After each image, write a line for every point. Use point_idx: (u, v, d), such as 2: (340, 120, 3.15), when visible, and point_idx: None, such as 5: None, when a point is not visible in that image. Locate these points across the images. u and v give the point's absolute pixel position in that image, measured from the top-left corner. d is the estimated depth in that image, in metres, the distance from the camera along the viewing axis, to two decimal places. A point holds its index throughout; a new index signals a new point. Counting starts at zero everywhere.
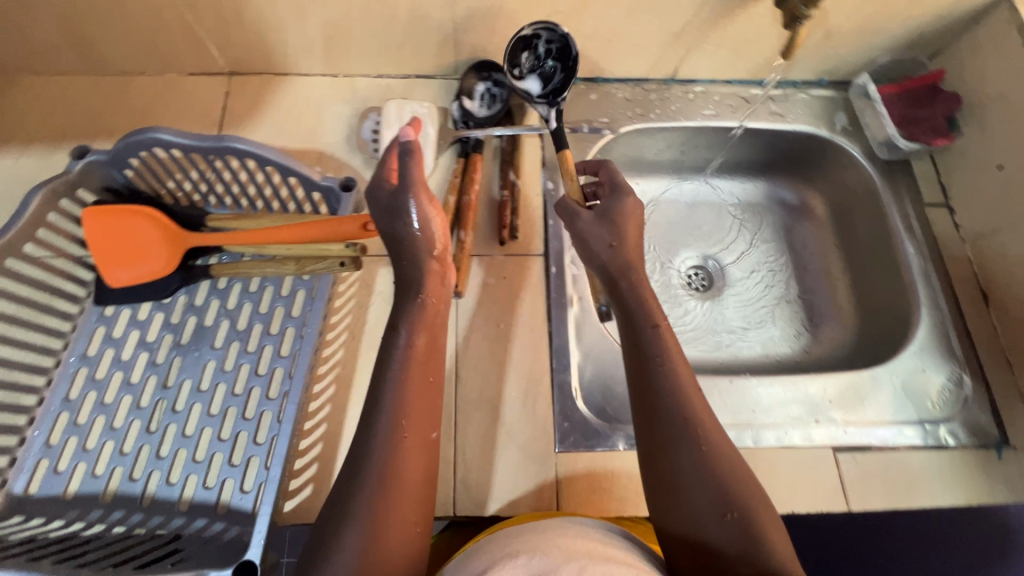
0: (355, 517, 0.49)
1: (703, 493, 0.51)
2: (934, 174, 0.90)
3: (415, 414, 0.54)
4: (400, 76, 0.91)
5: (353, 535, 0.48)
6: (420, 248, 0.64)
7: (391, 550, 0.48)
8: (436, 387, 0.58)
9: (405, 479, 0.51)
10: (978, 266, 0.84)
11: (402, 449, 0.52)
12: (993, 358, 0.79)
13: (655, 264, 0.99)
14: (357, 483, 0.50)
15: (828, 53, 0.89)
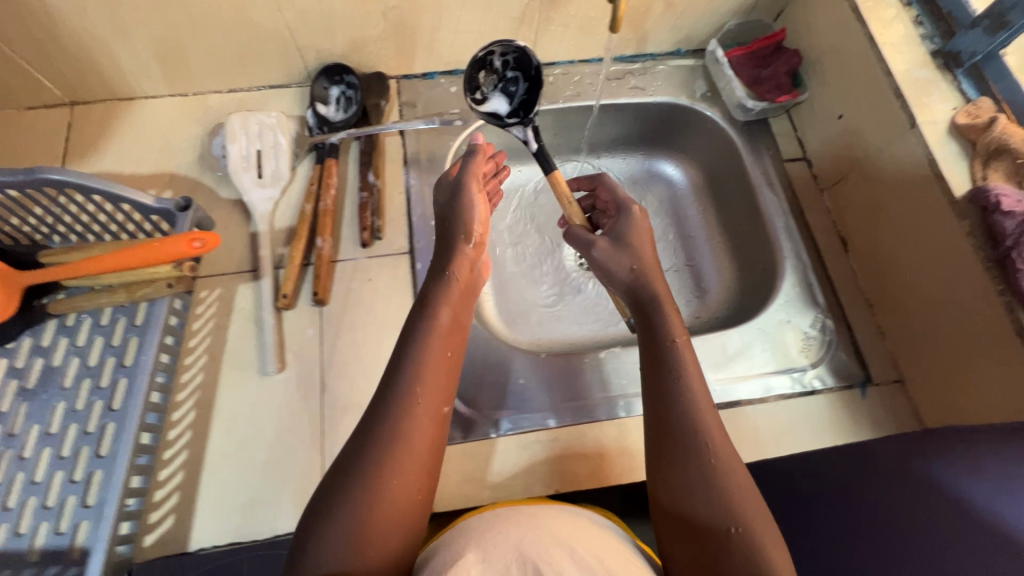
0: (362, 487, 0.50)
1: (691, 461, 0.56)
2: (791, 129, 0.92)
3: (433, 385, 0.56)
4: (252, 88, 0.89)
5: (359, 499, 0.49)
6: (458, 237, 0.69)
7: (391, 522, 0.50)
8: (453, 365, 0.60)
9: (416, 450, 0.53)
10: (836, 215, 0.86)
11: (415, 416, 0.54)
12: (854, 302, 0.81)
13: (544, 248, 1.01)
14: (371, 452, 0.52)
15: (676, 23, 0.91)
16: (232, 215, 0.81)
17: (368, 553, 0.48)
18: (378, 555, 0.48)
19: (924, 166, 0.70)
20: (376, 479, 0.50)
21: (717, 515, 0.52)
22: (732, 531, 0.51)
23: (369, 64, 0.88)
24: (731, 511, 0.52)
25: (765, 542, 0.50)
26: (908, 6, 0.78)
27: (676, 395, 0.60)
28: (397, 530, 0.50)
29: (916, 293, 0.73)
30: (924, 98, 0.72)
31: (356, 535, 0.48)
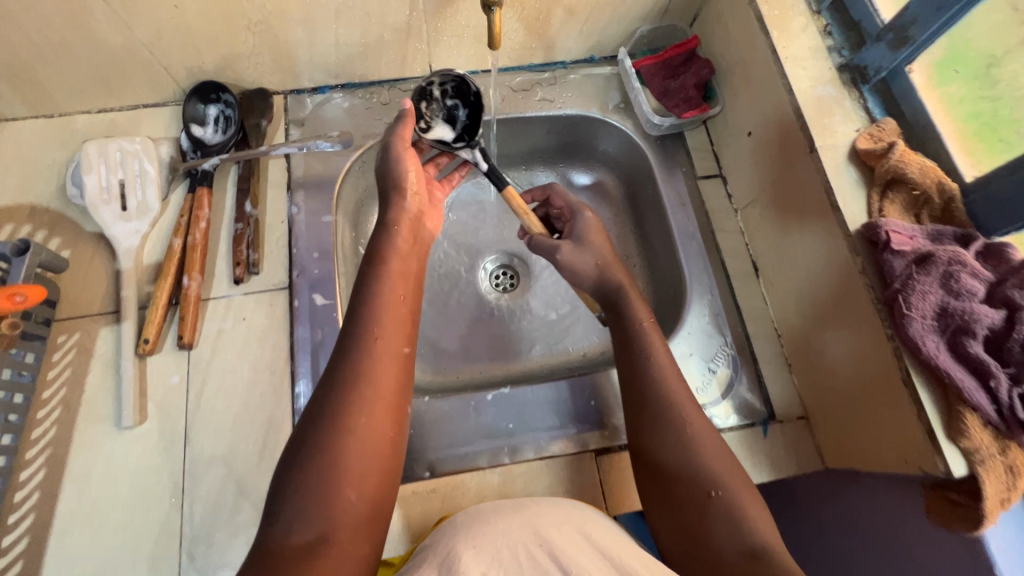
0: (320, 441, 0.50)
1: (669, 431, 0.60)
2: (707, 143, 0.86)
3: (389, 328, 0.58)
4: (123, 108, 0.82)
5: (325, 449, 0.50)
6: (393, 197, 0.69)
7: (368, 468, 0.51)
8: (409, 312, 0.61)
9: (381, 394, 0.54)
10: (749, 237, 0.80)
11: (376, 360, 0.55)
12: (763, 332, 0.77)
13: (459, 270, 0.96)
14: (333, 404, 0.52)
15: (582, 29, 0.84)
16: (96, 251, 0.75)
17: (346, 493, 0.49)
18: (352, 502, 0.49)
19: (822, 193, 0.65)
20: (340, 426, 0.51)
21: (704, 473, 0.57)
22: (714, 486, 0.56)
23: (249, 80, 0.81)
24: (704, 470, 0.57)
25: (745, 504, 0.55)
26: (817, 13, 0.72)
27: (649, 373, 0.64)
28: (376, 473, 0.52)
29: (818, 327, 0.69)
30: (826, 118, 0.66)
31: (326, 487, 0.48)
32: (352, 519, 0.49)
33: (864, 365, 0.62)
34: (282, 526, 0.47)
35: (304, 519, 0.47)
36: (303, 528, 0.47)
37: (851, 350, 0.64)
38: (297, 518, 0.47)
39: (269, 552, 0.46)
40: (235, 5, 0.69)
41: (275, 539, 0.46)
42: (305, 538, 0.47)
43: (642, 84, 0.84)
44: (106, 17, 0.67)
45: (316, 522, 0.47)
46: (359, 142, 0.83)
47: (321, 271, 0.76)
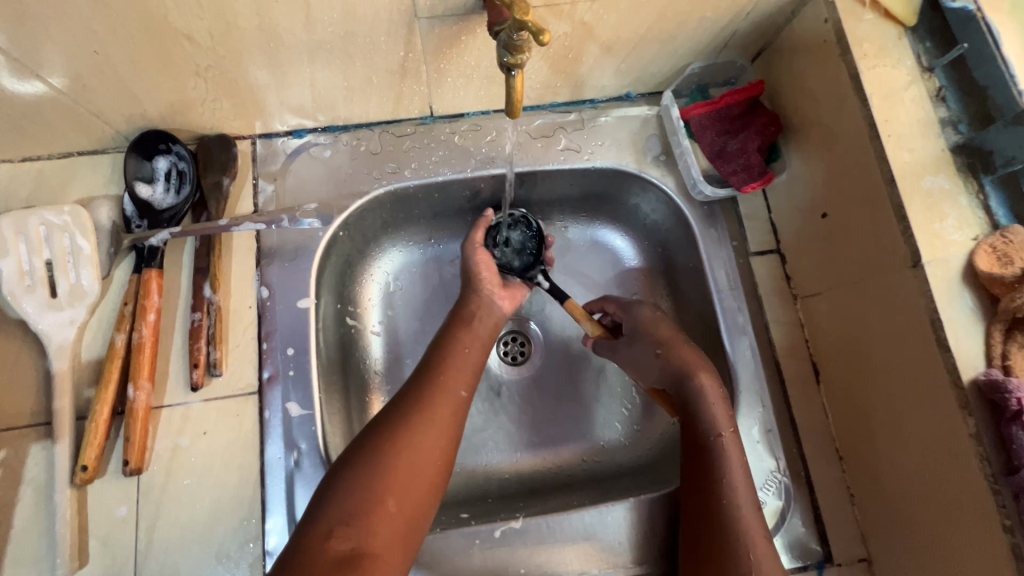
0: (375, 455, 0.51)
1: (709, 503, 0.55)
2: (763, 209, 0.71)
3: (456, 362, 0.61)
4: (52, 156, 0.66)
5: (375, 461, 0.51)
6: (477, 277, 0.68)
7: (413, 492, 0.51)
8: (475, 354, 0.63)
9: (437, 427, 0.55)
10: (810, 333, 0.67)
11: (436, 394, 0.57)
12: (821, 452, 0.65)
13: None
14: (395, 421, 0.54)
15: (623, 67, 0.67)
16: (22, 345, 0.61)
17: (385, 505, 0.49)
18: (388, 522, 0.49)
19: (924, 323, 0.51)
20: (394, 446, 0.52)
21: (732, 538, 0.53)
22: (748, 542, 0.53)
23: (206, 125, 0.65)
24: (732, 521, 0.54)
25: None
26: (928, 72, 0.56)
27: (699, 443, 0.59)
28: (419, 498, 0.52)
29: (885, 453, 0.58)
30: (936, 221, 0.52)
31: (368, 493, 0.49)
32: (386, 537, 0.49)
33: (947, 517, 0.52)
34: (324, 526, 0.47)
35: (342, 527, 0.47)
36: (342, 533, 0.47)
37: (933, 496, 0.53)
38: (338, 521, 0.48)
39: (309, 547, 0.46)
40: (179, 50, 0.52)
41: (316, 537, 0.47)
42: (342, 547, 0.47)
43: (691, 140, 0.69)
44: (5, 65, 0.51)
45: (354, 531, 0.47)
46: (342, 205, 0.69)
47: (298, 371, 0.63)
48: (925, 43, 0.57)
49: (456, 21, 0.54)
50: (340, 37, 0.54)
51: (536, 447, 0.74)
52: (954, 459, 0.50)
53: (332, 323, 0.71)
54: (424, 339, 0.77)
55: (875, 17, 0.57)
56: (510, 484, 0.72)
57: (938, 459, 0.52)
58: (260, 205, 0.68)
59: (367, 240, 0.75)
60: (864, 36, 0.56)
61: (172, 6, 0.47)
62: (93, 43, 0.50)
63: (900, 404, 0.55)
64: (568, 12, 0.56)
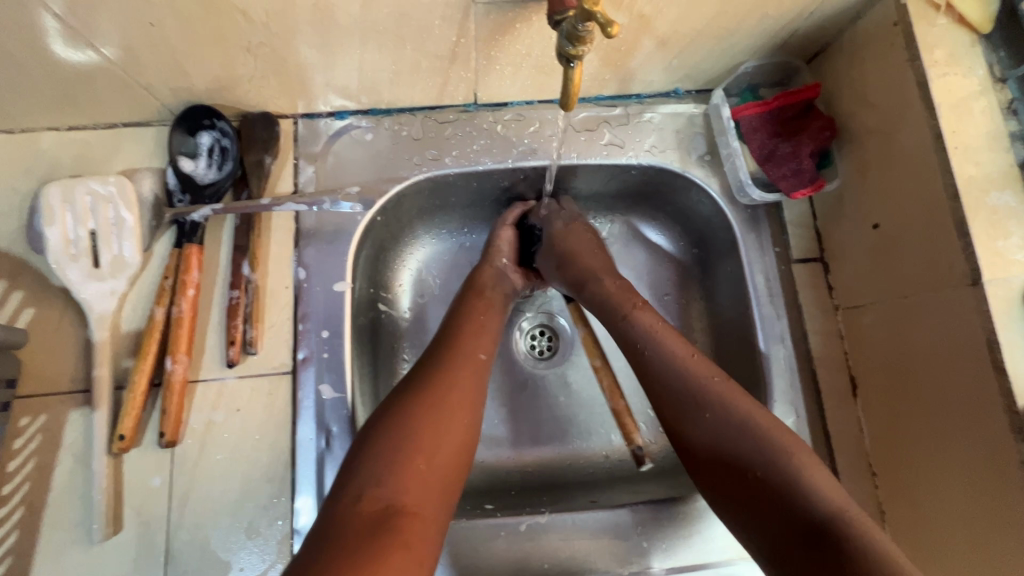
0: (397, 420, 0.50)
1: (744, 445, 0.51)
2: (809, 216, 0.70)
3: (472, 331, 0.61)
4: (99, 126, 0.66)
5: (399, 424, 0.50)
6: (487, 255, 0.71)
7: (444, 453, 0.50)
8: (489, 323, 0.63)
9: (459, 390, 0.54)
10: (850, 347, 0.66)
11: (454, 358, 0.57)
12: (854, 467, 0.63)
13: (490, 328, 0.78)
14: (417, 385, 0.54)
15: (674, 62, 0.66)
16: (64, 313, 0.62)
17: (417, 467, 0.48)
18: (422, 482, 0.48)
19: (979, 346, 0.50)
20: (418, 409, 0.51)
21: (782, 473, 0.49)
22: (796, 476, 0.48)
23: (251, 102, 0.65)
24: (773, 458, 0.50)
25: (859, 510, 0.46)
26: (1000, 82, 0.54)
27: (684, 391, 0.55)
28: (450, 456, 0.50)
29: (926, 460, 0.56)
30: (999, 240, 0.50)
31: (398, 455, 0.48)
32: (420, 496, 0.47)
33: (1004, 521, 0.49)
34: (354, 491, 0.46)
35: (375, 489, 0.46)
36: (374, 495, 0.46)
37: (983, 504, 0.51)
38: (368, 484, 0.46)
39: (340, 511, 0.45)
40: (233, 25, 0.52)
41: (348, 503, 0.45)
42: (375, 507, 0.45)
43: (741, 141, 0.67)
44: (61, 33, 0.50)
45: (386, 492, 0.46)
46: (381, 189, 0.68)
47: (332, 354, 0.63)
48: (1000, 52, 0.55)
49: (513, 7, 0.53)
50: (393, 19, 0.53)
51: (560, 443, 0.74)
52: (1005, 472, 0.49)
53: (364, 306, 0.70)
54: None
55: (948, 22, 0.54)
56: (534, 478, 0.72)
57: (988, 468, 0.50)
58: (300, 185, 0.68)
59: (402, 227, 0.74)
60: (935, 41, 0.54)
61: None
62: (149, 15, 0.50)
63: (946, 413, 0.54)
64: (628, 4, 0.54)
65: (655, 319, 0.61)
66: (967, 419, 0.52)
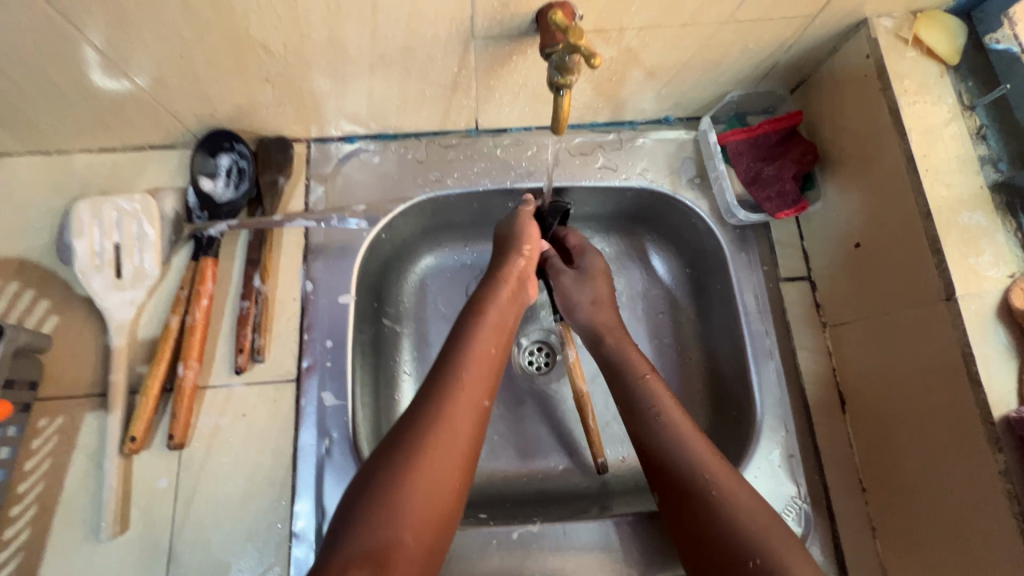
0: (387, 475, 0.47)
1: (700, 495, 0.53)
2: (796, 236, 0.72)
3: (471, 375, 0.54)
4: (128, 148, 0.71)
5: (389, 480, 0.47)
6: (511, 251, 0.67)
7: (435, 511, 0.48)
8: (495, 362, 0.57)
9: (457, 439, 0.50)
10: (838, 363, 0.67)
11: (453, 412, 0.51)
12: (844, 482, 0.64)
13: None
14: (412, 438, 0.49)
15: (664, 92, 0.70)
16: (86, 321, 0.66)
17: (405, 533, 0.45)
18: (411, 550, 0.46)
19: (956, 359, 0.51)
20: (412, 470, 0.47)
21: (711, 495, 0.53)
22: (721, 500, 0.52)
23: (268, 127, 0.70)
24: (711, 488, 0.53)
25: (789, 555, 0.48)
26: (970, 109, 0.57)
27: (662, 434, 0.57)
28: (440, 514, 0.48)
29: (911, 473, 0.57)
30: (971, 257, 0.52)
31: (387, 521, 0.45)
32: (408, 563, 0.45)
33: (980, 541, 0.50)
34: (343, 552, 0.44)
35: (361, 550, 0.44)
36: (360, 562, 0.43)
37: (965, 534, 0.52)
38: (356, 552, 0.44)
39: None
40: (254, 57, 0.57)
41: (332, 565, 0.43)
42: None
43: (727, 165, 0.70)
44: (100, 64, 0.56)
45: (376, 555, 0.44)
46: (387, 208, 0.72)
47: (335, 363, 0.66)
48: (968, 82, 0.58)
49: (509, 41, 0.58)
50: (400, 52, 0.58)
51: (555, 456, 0.75)
52: (987, 495, 0.49)
53: (368, 320, 0.74)
54: None
55: (917, 54, 0.58)
56: (529, 491, 0.73)
57: (968, 484, 0.51)
58: (310, 204, 0.72)
59: (406, 245, 0.78)
60: (905, 72, 0.58)
61: (254, 19, 0.52)
62: (178, 48, 0.55)
63: (928, 429, 0.55)
64: (616, 38, 0.59)
65: (643, 367, 0.64)
66: (950, 434, 0.52)
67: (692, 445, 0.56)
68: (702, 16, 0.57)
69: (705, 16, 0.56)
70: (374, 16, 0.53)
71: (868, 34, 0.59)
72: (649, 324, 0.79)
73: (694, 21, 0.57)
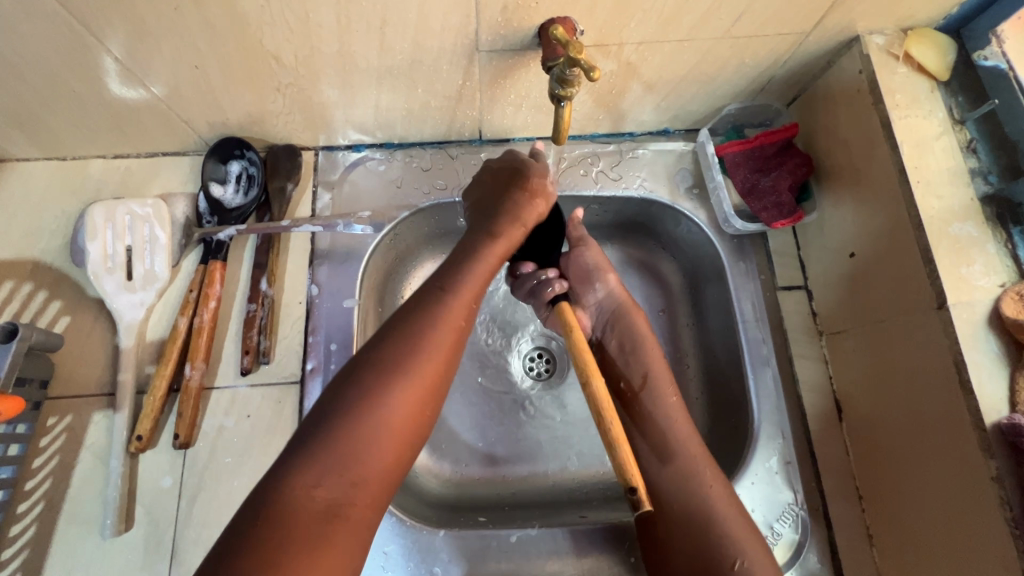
0: (361, 391, 0.46)
1: (690, 487, 0.57)
2: (792, 246, 0.73)
3: (460, 301, 0.53)
4: (142, 155, 0.73)
5: (367, 398, 0.45)
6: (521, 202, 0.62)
7: (403, 432, 0.46)
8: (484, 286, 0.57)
9: (438, 360, 0.49)
10: (834, 372, 0.68)
11: (437, 326, 0.50)
12: (840, 491, 0.64)
13: (491, 349, 0.81)
14: (395, 346, 0.48)
15: (664, 105, 0.72)
16: (97, 321, 0.68)
17: (377, 452, 0.44)
18: (378, 483, 0.45)
19: (948, 365, 0.52)
20: (391, 384, 0.46)
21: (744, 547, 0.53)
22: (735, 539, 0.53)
23: (278, 136, 0.72)
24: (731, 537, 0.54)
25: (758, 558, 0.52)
26: (960, 124, 0.59)
27: (661, 432, 0.61)
28: (408, 428, 0.47)
29: (904, 479, 0.58)
30: (962, 266, 0.54)
31: (362, 434, 0.44)
32: (374, 498, 0.44)
33: (968, 543, 0.51)
34: (305, 479, 0.42)
35: (332, 480, 0.42)
36: (330, 485, 0.42)
37: (958, 538, 0.52)
38: (323, 472, 0.42)
39: (287, 506, 0.41)
40: (267, 68, 0.59)
41: (296, 496, 0.41)
42: (328, 497, 0.42)
43: (725, 176, 0.72)
44: (118, 73, 0.58)
45: (344, 483, 0.43)
46: (392, 215, 0.74)
47: (338, 365, 0.68)
48: (959, 97, 0.60)
49: (512, 55, 0.60)
50: (407, 64, 0.60)
51: (554, 462, 0.76)
52: (980, 502, 0.50)
53: (371, 324, 0.74)
54: None
55: (908, 70, 0.60)
56: (528, 494, 0.74)
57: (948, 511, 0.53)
58: (317, 210, 0.74)
59: (408, 253, 0.79)
60: (897, 87, 0.60)
61: (268, 31, 0.54)
62: (194, 59, 0.57)
63: (920, 434, 0.56)
64: (616, 52, 0.61)
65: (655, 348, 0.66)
66: (941, 439, 0.53)
67: (688, 444, 0.59)
68: (699, 32, 0.59)
69: (703, 32, 0.58)
70: (383, 30, 0.55)
71: (861, 51, 0.61)
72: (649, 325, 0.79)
73: (691, 36, 0.59)
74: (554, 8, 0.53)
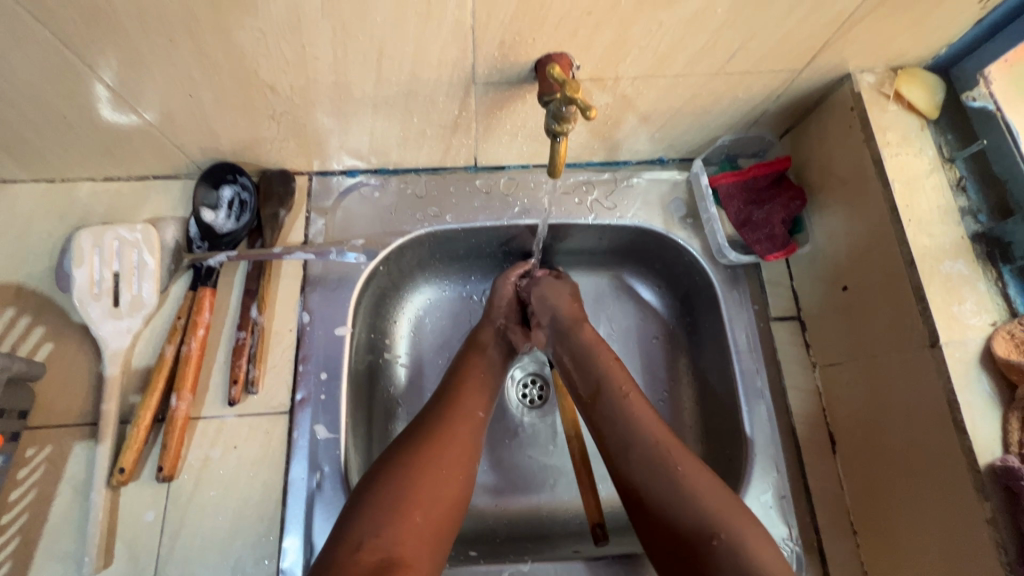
0: (391, 481, 0.52)
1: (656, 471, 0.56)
2: (785, 276, 0.74)
3: (466, 393, 0.63)
4: (132, 178, 0.72)
5: (396, 486, 0.52)
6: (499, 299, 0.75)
7: (435, 497, 0.52)
8: (486, 380, 0.67)
9: (456, 444, 0.57)
10: (828, 404, 0.67)
11: (452, 417, 0.60)
12: (836, 526, 0.63)
13: None
14: (417, 436, 0.57)
15: (658, 136, 0.72)
16: (80, 349, 0.66)
17: (413, 515, 0.50)
18: (416, 534, 0.50)
19: (943, 407, 0.52)
20: (416, 453, 0.55)
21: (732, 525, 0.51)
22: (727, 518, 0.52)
23: (271, 161, 0.72)
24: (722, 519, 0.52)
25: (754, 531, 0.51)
26: (949, 162, 0.60)
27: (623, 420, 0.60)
28: (443, 506, 0.53)
29: (901, 516, 0.57)
30: (954, 305, 0.54)
31: (394, 509, 0.50)
32: (414, 547, 0.49)
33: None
34: (352, 540, 0.48)
35: (374, 539, 0.48)
36: (373, 546, 0.48)
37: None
38: (367, 535, 0.48)
39: (339, 556, 0.47)
40: (261, 97, 0.59)
41: (345, 550, 0.47)
42: (373, 558, 0.47)
43: (718, 207, 0.73)
44: (109, 100, 0.57)
45: (384, 544, 0.48)
46: (386, 241, 0.74)
47: (328, 396, 0.66)
48: (947, 135, 0.61)
49: (509, 87, 0.60)
50: (403, 95, 0.60)
51: (547, 492, 0.75)
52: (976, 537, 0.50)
53: (363, 350, 0.74)
54: (446, 356, 0.80)
55: (898, 108, 0.61)
56: (521, 526, 0.73)
57: (951, 515, 0.52)
58: (310, 236, 0.74)
59: (401, 279, 0.79)
60: (888, 125, 0.61)
61: (263, 62, 0.54)
62: (188, 87, 0.57)
63: (913, 475, 0.56)
64: (611, 86, 0.61)
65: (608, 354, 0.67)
66: (936, 480, 0.54)
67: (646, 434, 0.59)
68: (695, 68, 0.59)
69: (698, 68, 0.59)
70: (378, 62, 0.55)
71: (852, 88, 0.62)
72: (643, 353, 0.80)
73: (686, 72, 0.59)
74: (551, 44, 0.54)
